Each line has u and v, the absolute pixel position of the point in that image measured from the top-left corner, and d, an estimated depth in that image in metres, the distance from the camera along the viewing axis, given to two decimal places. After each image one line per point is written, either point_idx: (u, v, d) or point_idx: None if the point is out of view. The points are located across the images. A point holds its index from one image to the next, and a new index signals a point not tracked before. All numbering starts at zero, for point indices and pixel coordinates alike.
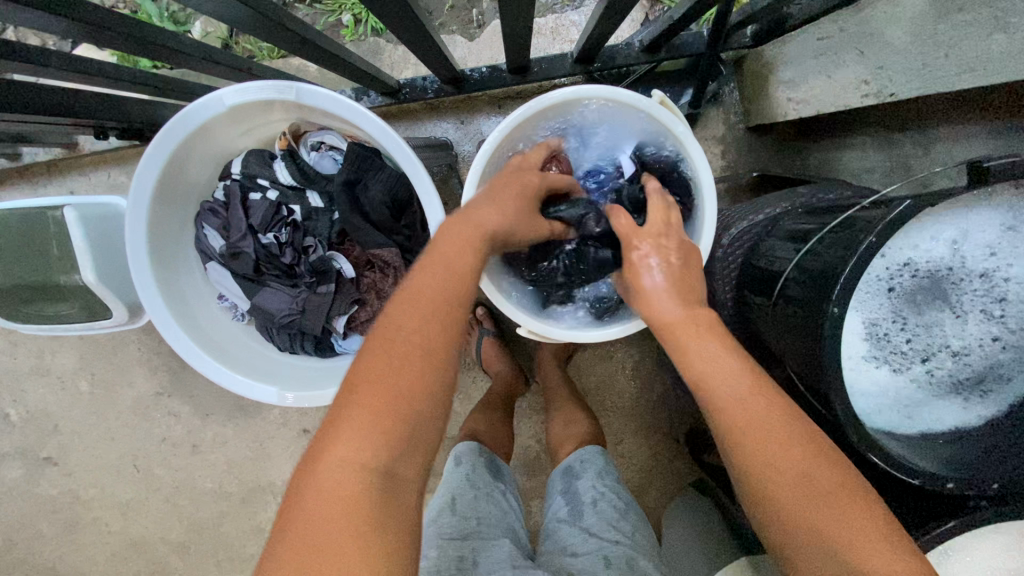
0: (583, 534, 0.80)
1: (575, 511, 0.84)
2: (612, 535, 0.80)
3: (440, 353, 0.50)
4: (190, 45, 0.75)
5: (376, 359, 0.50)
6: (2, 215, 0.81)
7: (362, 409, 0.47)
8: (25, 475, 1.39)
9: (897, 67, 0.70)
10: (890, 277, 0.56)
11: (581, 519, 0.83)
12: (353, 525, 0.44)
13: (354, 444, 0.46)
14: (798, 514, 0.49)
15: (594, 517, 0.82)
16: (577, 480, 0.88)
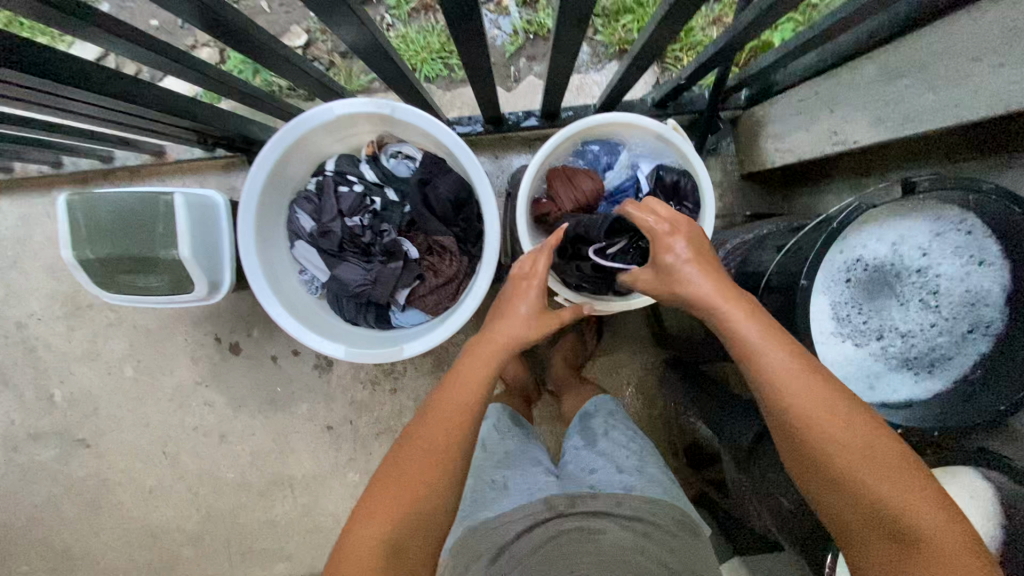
0: (598, 452, 0.92)
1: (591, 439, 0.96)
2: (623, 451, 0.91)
3: (446, 454, 0.65)
4: (311, 70, 0.93)
5: (403, 452, 0.66)
6: (114, 197, 0.96)
7: (385, 496, 0.63)
8: (57, 456, 1.47)
9: (859, 122, 0.89)
10: (847, 269, 0.72)
11: (595, 443, 0.95)
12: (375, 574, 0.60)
13: (377, 521, 0.62)
14: (868, 485, 0.56)
15: (607, 440, 0.94)
16: (591, 420, 1.01)
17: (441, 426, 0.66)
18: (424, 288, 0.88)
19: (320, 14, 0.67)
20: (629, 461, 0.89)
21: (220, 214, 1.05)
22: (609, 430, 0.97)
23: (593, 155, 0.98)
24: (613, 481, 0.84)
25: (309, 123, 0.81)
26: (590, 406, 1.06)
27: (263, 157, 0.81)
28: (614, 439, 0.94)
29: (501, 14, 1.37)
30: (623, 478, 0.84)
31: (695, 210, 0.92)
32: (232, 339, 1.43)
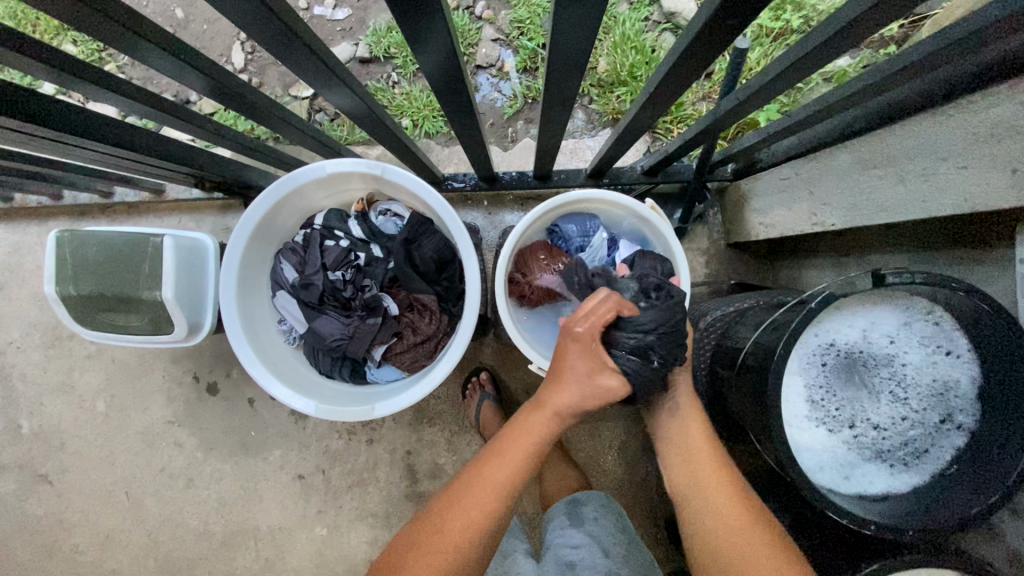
0: (584, 537, 0.97)
1: (580, 522, 1.00)
2: (611, 538, 0.98)
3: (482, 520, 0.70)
4: (306, 127, 0.95)
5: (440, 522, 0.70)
6: (106, 235, 0.97)
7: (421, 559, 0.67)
8: (18, 490, 1.42)
9: (835, 205, 0.92)
10: (822, 353, 0.71)
11: (582, 526, 1.00)
12: None
13: None
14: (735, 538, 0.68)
15: (594, 526, 1.00)
16: (581, 505, 1.04)
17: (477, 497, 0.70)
18: (401, 345, 0.88)
19: (310, 80, 0.70)
20: (614, 549, 0.95)
21: (208, 257, 1.05)
22: (598, 518, 1.01)
23: (569, 235, 0.96)
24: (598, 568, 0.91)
25: (300, 179, 0.83)
26: (581, 493, 1.07)
27: (251, 209, 0.82)
28: (602, 525, 1.00)
29: (501, 79, 1.45)
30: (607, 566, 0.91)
31: None
32: (210, 378, 1.41)
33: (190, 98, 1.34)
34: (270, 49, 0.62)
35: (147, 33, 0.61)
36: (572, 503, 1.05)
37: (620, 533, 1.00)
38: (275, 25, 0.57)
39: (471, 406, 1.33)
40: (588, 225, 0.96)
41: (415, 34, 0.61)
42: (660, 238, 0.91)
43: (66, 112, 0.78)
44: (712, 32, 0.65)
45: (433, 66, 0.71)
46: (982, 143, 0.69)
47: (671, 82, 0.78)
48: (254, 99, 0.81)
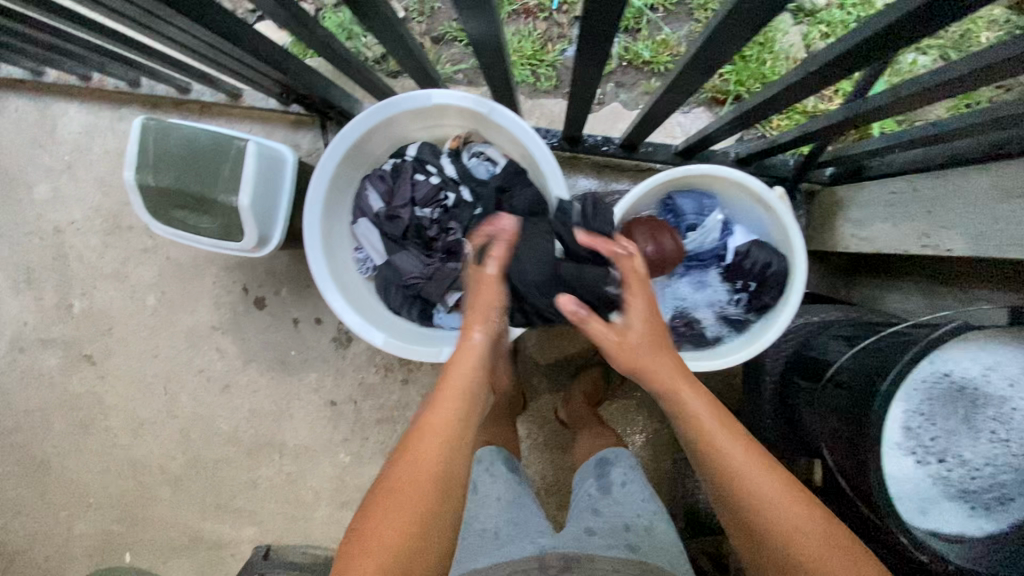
0: (609, 500, 0.94)
1: (606, 488, 0.98)
2: (636, 508, 0.92)
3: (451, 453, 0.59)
4: (412, 53, 0.90)
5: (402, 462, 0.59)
6: (192, 131, 0.96)
7: (387, 501, 0.56)
8: (61, 366, 1.47)
9: (956, 229, 0.86)
10: (932, 381, 0.66)
11: (608, 491, 0.97)
12: None
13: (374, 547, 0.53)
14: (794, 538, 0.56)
15: (621, 491, 0.96)
16: (610, 466, 1.02)
17: (429, 429, 0.60)
18: (476, 294, 0.87)
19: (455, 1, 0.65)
20: (637, 519, 0.90)
21: (286, 171, 1.03)
22: (626, 482, 0.98)
23: (683, 209, 0.91)
24: (618, 539, 0.85)
25: (403, 105, 0.80)
26: (610, 452, 1.06)
27: (350, 128, 0.79)
28: (629, 488, 0.97)
29: (600, 35, 1.36)
30: (630, 538, 0.85)
31: (778, 297, 0.84)
32: (258, 292, 1.42)
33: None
34: None
35: None
36: (601, 463, 1.04)
37: (649, 498, 0.96)
38: None
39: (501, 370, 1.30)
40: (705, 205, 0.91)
41: None
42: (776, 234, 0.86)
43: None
44: None
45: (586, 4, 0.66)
46: None
47: None
48: (377, 15, 0.76)
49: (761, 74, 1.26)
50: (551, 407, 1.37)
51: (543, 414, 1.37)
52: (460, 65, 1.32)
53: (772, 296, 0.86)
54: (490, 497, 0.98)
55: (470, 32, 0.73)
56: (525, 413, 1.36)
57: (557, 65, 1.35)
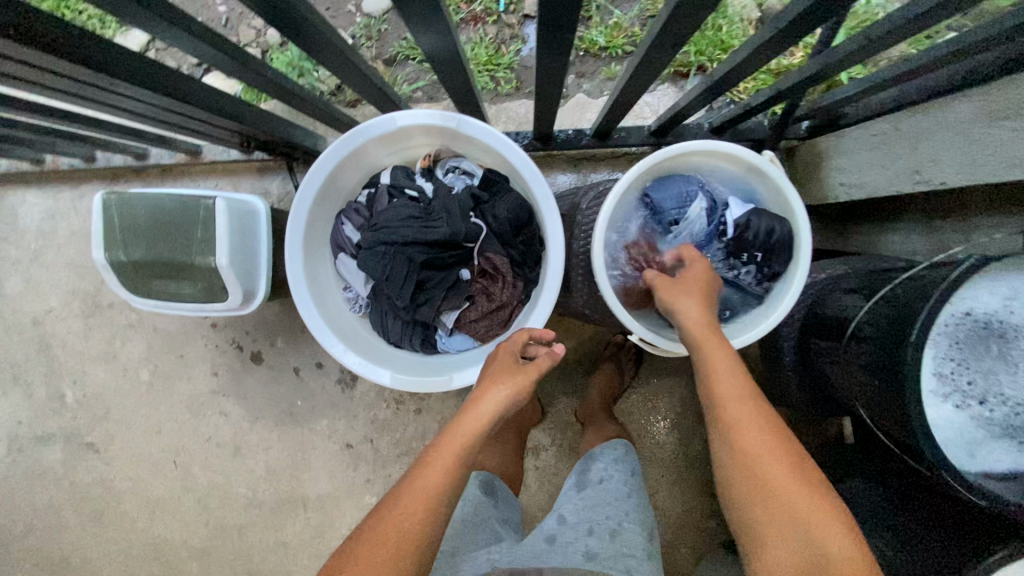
0: (581, 505, 0.99)
1: (584, 484, 1.05)
2: (606, 510, 0.96)
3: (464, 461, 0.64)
4: (370, 80, 0.89)
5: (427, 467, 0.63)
6: (155, 197, 0.92)
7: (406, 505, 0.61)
8: (64, 459, 1.42)
9: (946, 161, 0.83)
10: (957, 321, 0.64)
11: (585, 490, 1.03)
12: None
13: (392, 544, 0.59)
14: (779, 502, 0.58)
15: (595, 489, 1.01)
16: (593, 462, 1.08)
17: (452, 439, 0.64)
18: (474, 312, 0.82)
19: (405, 15, 0.62)
20: (603, 523, 0.92)
21: (260, 222, 1.00)
22: (604, 479, 1.04)
23: (662, 205, 0.83)
24: (576, 546, 0.88)
25: (367, 132, 0.77)
26: (598, 449, 1.12)
27: (317, 167, 0.76)
28: (604, 489, 1.01)
29: None
30: (589, 544, 0.88)
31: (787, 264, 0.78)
32: (253, 348, 1.38)
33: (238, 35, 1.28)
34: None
35: None
36: (588, 459, 1.11)
37: (623, 499, 0.98)
38: None
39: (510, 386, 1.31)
40: (686, 192, 0.83)
41: None
42: (773, 198, 0.80)
43: (113, 55, 0.70)
44: None
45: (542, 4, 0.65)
46: None
47: None
48: (333, 49, 0.75)
49: (719, 40, 1.24)
50: (570, 411, 1.33)
51: (563, 420, 1.33)
52: (417, 83, 1.30)
53: (783, 262, 0.78)
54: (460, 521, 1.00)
55: (428, 47, 0.71)
56: (545, 420, 1.33)
57: (514, 66, 1.34)
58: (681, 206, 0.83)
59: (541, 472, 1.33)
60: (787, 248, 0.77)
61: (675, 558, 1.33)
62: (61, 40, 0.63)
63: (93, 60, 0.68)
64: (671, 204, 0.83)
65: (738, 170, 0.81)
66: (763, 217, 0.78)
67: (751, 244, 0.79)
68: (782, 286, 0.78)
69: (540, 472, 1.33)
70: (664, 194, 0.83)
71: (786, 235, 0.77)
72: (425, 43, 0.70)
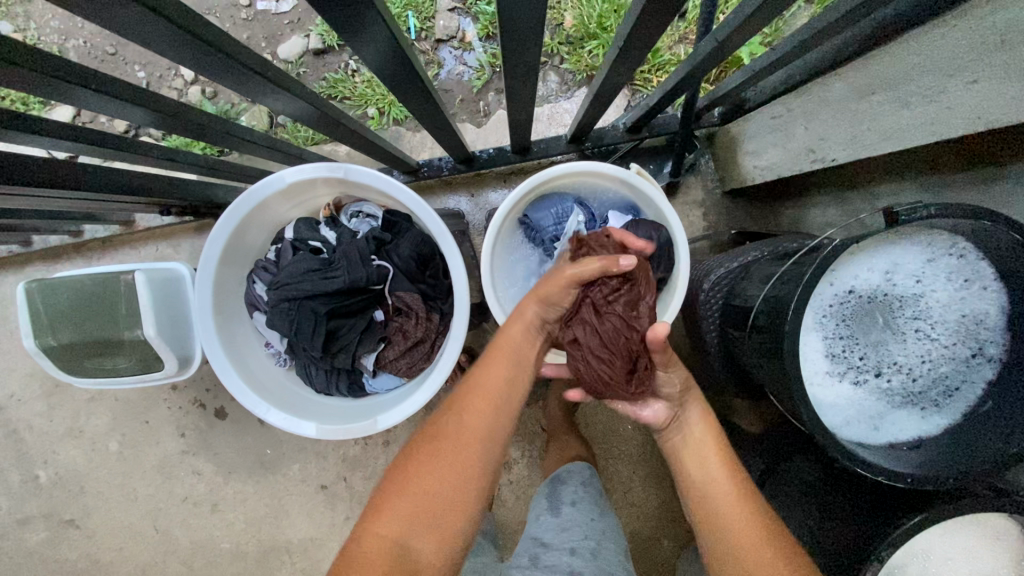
0: (557, 528, 1.00)
1: (557, 506, 1.04)
2: (584, 531, 0.99)
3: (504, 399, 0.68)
4: (259, 137, 0.90)
5: (475, 404, 0.67)
6: (74, 279, 0.93)
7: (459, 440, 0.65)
8: (46, 539, 1.43)
9: (834, 138, 0.85)
10: (840, 301, 0.66)
11: (559, 513, 1.03)
12: (434, 510, 0.62)
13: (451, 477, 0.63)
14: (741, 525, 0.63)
15: (570, 512, 1.02)
16: (562, 484, 1.08)
17: (490, 377, 0.68)
18: (394, 351, 0.83)
19: (237, 92, 0.67)
20: (582, 542, 0.97)
21: (187, 286, 1.01)
22: (576, 501, 1.05)
23: (542, 224, 0.87)
24: (560, 565, 0.93)
25: (259, 192, 0.78)
26: (563, 470, 1.12)
27: (214, 234, 0.78)
28: (580, 510, 1.03)
29: (465, 50, 1.37)
30: (572, 563, 0.93)
31: (670, 270, 0.82)
32: (216, 403, 1.39)
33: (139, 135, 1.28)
34: (191, 67, 0.60)
35: (64, 74, 0.58)
36: (554, 481, 1.10)
37: (597, 519, 1.03)
38: (196, 43, 0.55)
39: None
40: (563, 209, 0.87)
41: (344, 25, 0.59)
42: (649, 206, 0.83)
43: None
44: None
45: (377, 50, 0.67)
46: (995, 51, 0.60)
47: (651, 28, 0.72)
48: (198, 118, 0.77)
49: None
50: (535, 421, 1.35)
51: (530, 431, 1.35)
52: None
53: (666, 266, 0.82)
54: None
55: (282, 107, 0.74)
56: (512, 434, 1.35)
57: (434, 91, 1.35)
58: (561, 224, 0.87)
59: (515, 486, 1.34)
60: (667, 254, 0.81)
61: (659, 552, 1.34)
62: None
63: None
64: (550, 224, 0.86)
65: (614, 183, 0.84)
66: (639, 228, 0.81)
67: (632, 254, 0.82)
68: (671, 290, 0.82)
69: (514, 486, 1.34)
70: (541, 216, 0.86)
71: (662, 243, 0.80)
72: (277, 103, 0.73)
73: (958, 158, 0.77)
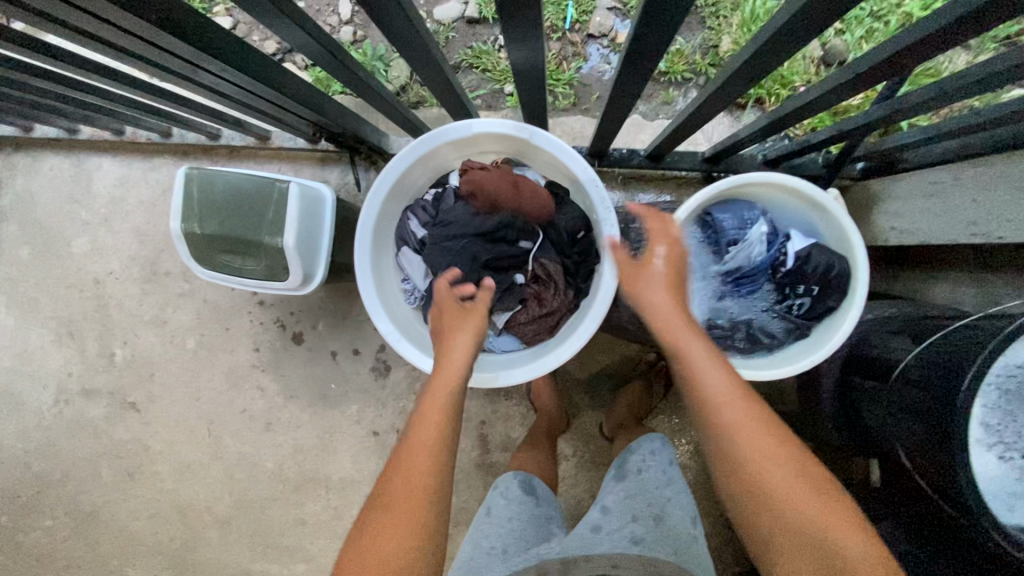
0: (620, 494, 0.98)
1: (623, 475, 1.03)
2: (652, 498, 0.95)
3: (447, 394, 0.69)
4: (445, 84, 0.93)
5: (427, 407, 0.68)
6: (233, 176, 0.98)
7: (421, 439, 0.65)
8: (106, 415, 1.49)
9: (1005, 216, 0.88)
10: (1007, 373, 0.65)
11: (623, 480, 1.01)
12: (413, 504, 0.61)
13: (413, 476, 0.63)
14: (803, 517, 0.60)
15: (636, 480, 1.00)
16: (630, 455, 1.06)
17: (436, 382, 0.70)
18: (525, 315, 0.87)
19: (502, 31, 0.68)
20: (646, 510, 0.93)
21: (326, 209, 1.05)
22: (642, 469, 1.02)
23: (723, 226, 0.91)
24: (623, 531, 0.87)
25: (445, 136, 0.82)
26: (633, 443, 1.09)
27: (393, 163, 0.82)
28: (645, 479, 1.00)
29: (613, 50, 1.38)
30: (634, 531, 0.87)
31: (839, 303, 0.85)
32: (295, 328, 1.43)
33: (326, 21, 1.35)
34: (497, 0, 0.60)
35: None
36: (624, 453, 1.08)
37: (664, 488, 0.97)
38: None
39: (543, 393, 1.26)
40: (748, 217, 0.91)
41: None
42: (834, 234, 0.86)
43: (220, 39, 0.77)
44: (974, 17, 0.58)
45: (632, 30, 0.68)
46: None
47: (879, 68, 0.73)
48: (423, 49, 0.79)
49: (780, 75, 1.26)
50: (595, 424, 1.35)
51: (588, 432, 1.35)
52: (479, 91, 1.36)
53: (836, 299, 0.85)
54: (503, 517, 1.00)
55: (520, 59, 0.75)
56: (569, 430, 1.35)
57: (574, 83, 1.37)
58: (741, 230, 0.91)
59: (560, 481, 1.34)
60: (841, 286, 0.84)
61: None
62: (177, 23, 0.69)
63: (202, 43, 0.74)
64: (734, 227, 0.91)
65: (802, 203, 0.87)
66: (823, 252, 0.85)
67: (808, 277, 0.86)
68: (832, 321, 0.85)
69: (559, 480, 1.35)
70: (727, 218, 0.91)
71: (841, 273, 0.83)
72: (516, 54, 0.74)
73: None
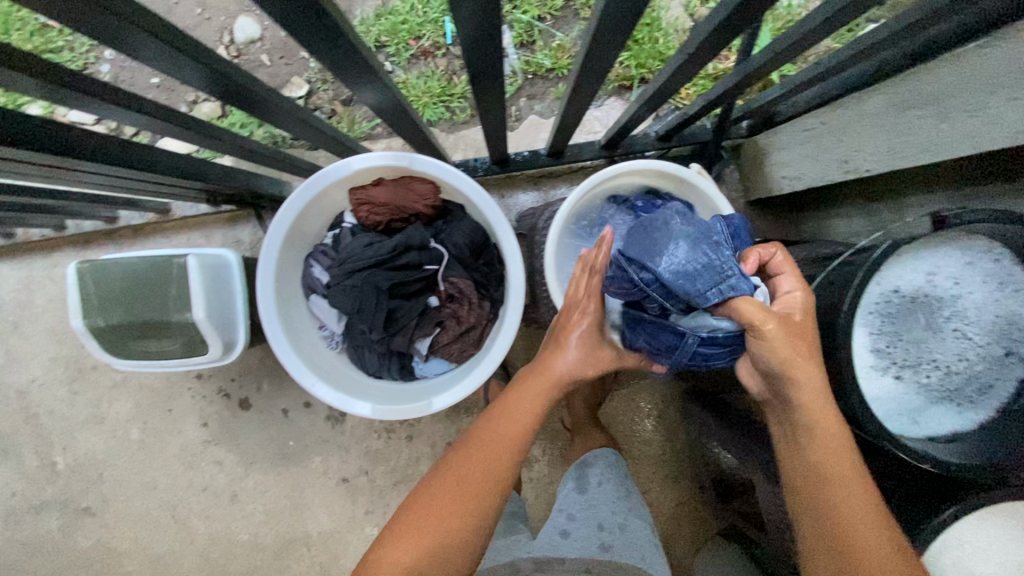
0: (583, 505, 1.02)
1: (583, 487, 1.06)
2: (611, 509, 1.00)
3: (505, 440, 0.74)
4: (322, 129, 0.92)
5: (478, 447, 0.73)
6: (126, 261, 0.94)
7: (465, 474, 0.71)
8: (61, 527, 1.42)
9: (870, 151, 0.91)
10: (884, 300, 0.70)
11: (585, 491, 1.05)
12: (437, 525, 0.68)
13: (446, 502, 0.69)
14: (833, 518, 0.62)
15: (597, 491, 1.04)
16: (589, 467, 1.10)
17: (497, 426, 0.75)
18: (446, 336, 0.88)
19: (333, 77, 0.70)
20: (611, 520, 0.97)
21: (233, 272, 1.03)
22: (602, 481, 1.07)
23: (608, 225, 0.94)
24: (591, 537, 0.92)
25: (325, 179, 0.82)
26: (589, 456, 1.14)
27: (279, 218, 0.81)
28: (605, 491, 1.05)
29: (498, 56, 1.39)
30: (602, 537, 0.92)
31: None
32: (240, 394, 1.39)
33: (180, 107, 1.34)
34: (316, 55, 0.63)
35: (187, 49, 0.60)
36: (581, 466, 1.12)
37: (624, 498, 1.04)
38: (329, 32, 0.58)
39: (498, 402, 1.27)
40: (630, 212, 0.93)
41: (488, 18, 0.61)
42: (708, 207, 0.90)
43: (53, 135, 0.71)
44: None
45: (466, 55, 0.70)
46: None
47: (713, 43, 0.77)
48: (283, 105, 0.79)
49: (657, 51, 1.31)
50: (558, 419, 1.37)
51: (552, 429, 1.37)
52: (375, 120, 1.35)
53: None
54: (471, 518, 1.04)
55: (372, 98, 0.77)
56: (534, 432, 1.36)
57: (466, 95, 1.38)
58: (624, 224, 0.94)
59: (536, 483, 1.36)
60: None
61: (676, 552, 1.36)
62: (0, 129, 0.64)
63: (39, 145, 0.69)
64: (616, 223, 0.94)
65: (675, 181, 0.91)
66: None
67: None
68: None
69: (534, 483, 1.36)
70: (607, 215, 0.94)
71: None
72: (366, 94, 0.76)
73: (986, 167, 0.85)
